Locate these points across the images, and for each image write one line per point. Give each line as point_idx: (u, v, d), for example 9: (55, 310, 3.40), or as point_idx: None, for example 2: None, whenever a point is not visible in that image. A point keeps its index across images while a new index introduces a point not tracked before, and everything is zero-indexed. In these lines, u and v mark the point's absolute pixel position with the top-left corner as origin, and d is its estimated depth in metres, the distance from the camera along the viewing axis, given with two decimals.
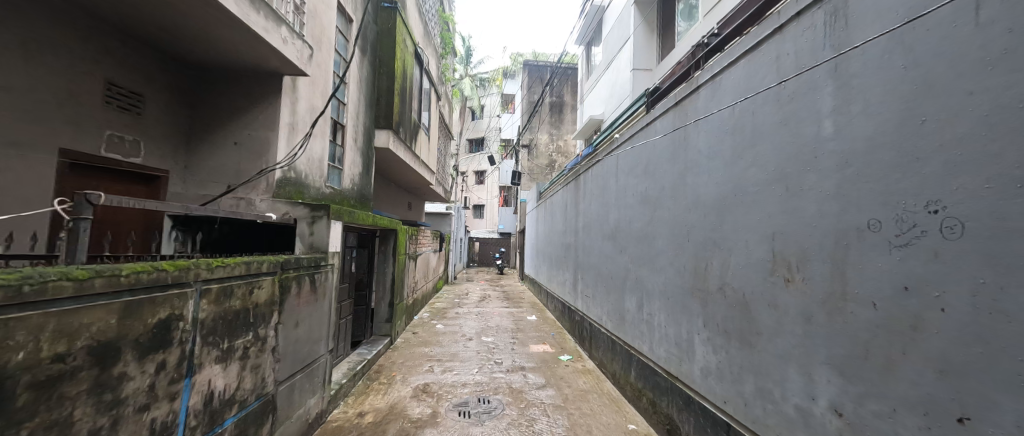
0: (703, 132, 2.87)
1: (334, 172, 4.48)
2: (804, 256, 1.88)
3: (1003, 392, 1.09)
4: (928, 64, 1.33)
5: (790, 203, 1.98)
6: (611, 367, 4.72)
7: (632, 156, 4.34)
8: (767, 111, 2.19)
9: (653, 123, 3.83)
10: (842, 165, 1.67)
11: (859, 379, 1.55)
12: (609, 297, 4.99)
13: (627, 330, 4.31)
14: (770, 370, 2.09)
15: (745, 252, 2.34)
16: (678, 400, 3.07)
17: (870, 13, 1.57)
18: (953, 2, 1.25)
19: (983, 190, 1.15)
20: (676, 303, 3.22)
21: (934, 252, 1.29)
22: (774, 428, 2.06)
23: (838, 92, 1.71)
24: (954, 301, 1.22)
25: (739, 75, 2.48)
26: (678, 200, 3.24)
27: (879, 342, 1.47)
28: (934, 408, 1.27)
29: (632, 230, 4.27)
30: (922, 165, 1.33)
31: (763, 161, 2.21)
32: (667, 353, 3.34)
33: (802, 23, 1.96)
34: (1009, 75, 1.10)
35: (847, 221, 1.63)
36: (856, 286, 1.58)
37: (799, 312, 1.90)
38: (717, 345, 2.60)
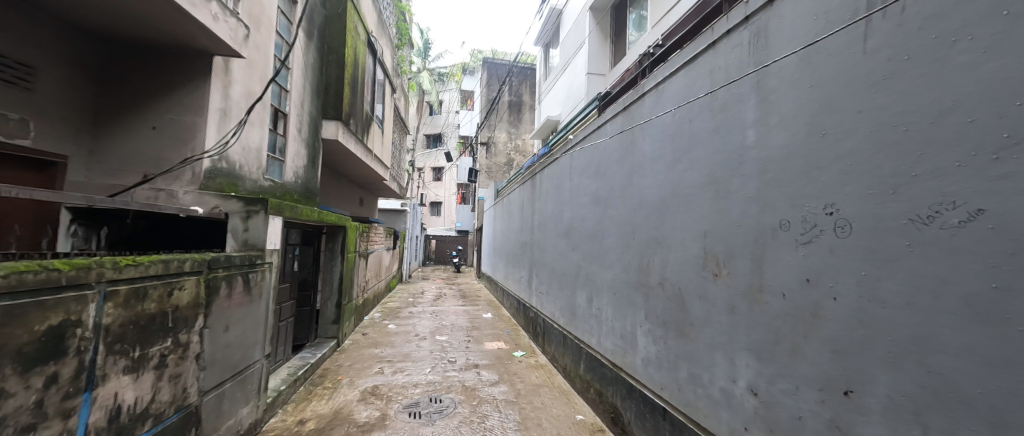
0: (647, 136, 3.05)
1: (275, 163, 4.15)
2: (730, 253, 2.07)
3: (877, 367, 1.28)
4: (829, 84, 1.52)
5: (719, 204, 2.17)
6: (563, 361, 4.88)
7: (585, 156, 4.49)
8: (702, 119, 2.37)
9: (603, 126, 4.00)
10: (762, 170, 1.86)
11: (771, 362, 1.75)
12: (562, 293, 5.13)
13: (578, 324, 4.46)
14: (700, 358, 2.28)
15: (682, 249, 2.52)
16: (622, 389, 3.25)
17: (786, 35, 1.75)
18: (848, 32, 1.45)
19: (866, 196, 1.34)
20: (622, 297, 3.39)
21: (830, 247, 1.48)
22: (703, 410, 2.25)
23: (759, 105, 1.90)
24: (843, 291, 1.41)
25: (678, 84, 2.66)
26: (625, 199, 3.41)
27: (787, 328, 1.67)
28: (827, 383, 1.46)
29: (584, 229, 4.42)
30: (823, 172, 1.52)
31: (698, 165, 2.39)
32: (613, 346, 3.51)
33: (731, 40, 2.15)
34: (888, 97, 1.29)
35: (765, 222, 1.81)
36: (770, 278, 1.77)
37: (725, 303, 2.09)
38: (656, 336, 2.79)
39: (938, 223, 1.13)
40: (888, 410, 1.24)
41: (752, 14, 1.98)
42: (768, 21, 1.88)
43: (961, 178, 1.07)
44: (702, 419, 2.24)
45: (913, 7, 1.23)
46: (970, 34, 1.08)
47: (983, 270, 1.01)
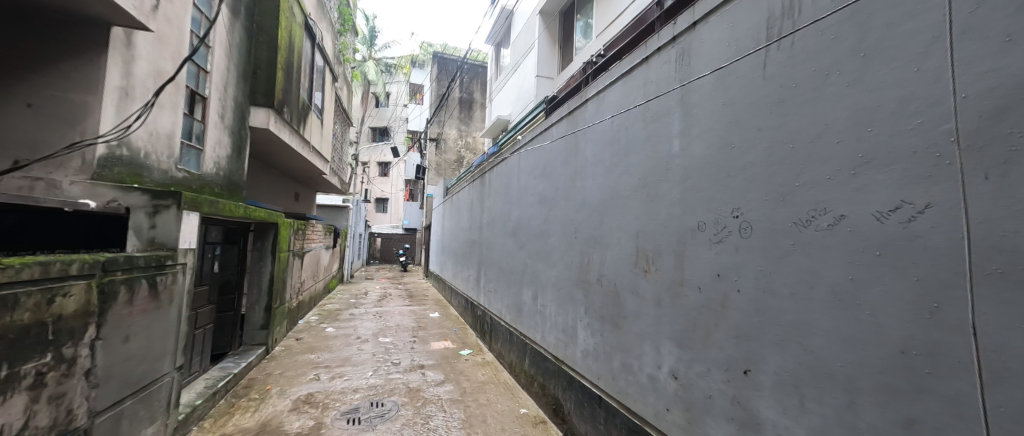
0: (590, 140, 3.22)
1: (192, 152, 3.71)
2: (657, 252, 2.26)
3: (770, 349, 1.49)
4: (738, 103, 1.73)
5: (649, 206, 2.35)
6: (509, 358, 4.96)
7: (532, 157, 4.60)
8: (636, 128, 2.56)
9: (550, 129, 4.14)
10: (685, 176, 2.05)
11: (689, 348, 1.95)
12: (509, 290, 5.22)
13: (524, 321, 4.57)
14: (632, 348, 2.47)
15: (618, 248, 2.70)
16: (563, 381, 3.40)
17: (705, 57, 1.96)
18: (752, 60, 1.66)
19: (763, 201, 1.55)
20: (564, 293, 3.54)
21: (736, 246, 1.68)
22: (633, 395, 2.43)
23: (683, 118, 2.11)
24: (746, 284, 1.62)
25: (617, 93, 2.84)
26: (569, 200, 3.56)
27: (702, 318, 1.87)
28: (732, 364, 1.67)
29: (531, 228, 4.53)
30: (732, 179, 1.72)
31: (633, 170, 2.57)
32: (556, 340, 3.65)
33: (661, 57, 2.35)
34: (780, 118, 1.51)
35: (686, 223, 2.01)
36: (690, 273, 1.97)
37: (653, 297, 2.28)
38: (594, 329, 2.96)
39: (814, 225, 1.34)
40: (776, 384, 1.45)
41: (679, 35, 2.18)
42: (691, 42, 2.08)
43: (831, 188, 1.29)
44: (633, 404, 2.42)
45: (800, 42, 1.44)
46: (838, 70, 1.30)
47: (845, 265, 1.22)
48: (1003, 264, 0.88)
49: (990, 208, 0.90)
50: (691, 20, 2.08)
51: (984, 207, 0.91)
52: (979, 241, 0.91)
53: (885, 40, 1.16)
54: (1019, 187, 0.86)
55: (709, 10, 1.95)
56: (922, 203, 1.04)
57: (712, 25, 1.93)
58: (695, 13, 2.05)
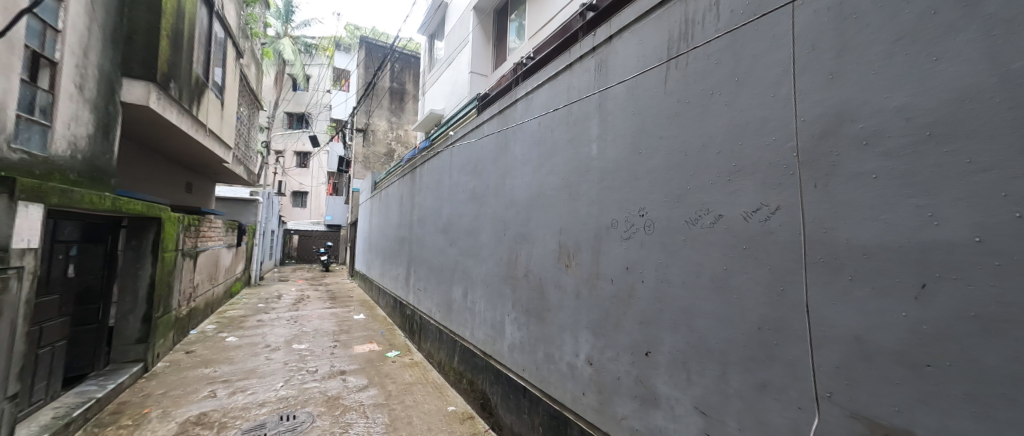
0: (519, 140, 3.30)
1: (35, 129, 2.98)
2: (577, 248, 2.41)
3: (666, 332, 1.69)
4: (645, 114, 1.92)
5: (571, 205, 2.50)
6: (438, 356, 4.89)
7: (464, 153, 4.57)
8: (560, 130, 2.69)
9: (481, 126, 4.16)
10: (601, 177, 2.22)
11: (603, 335, 2.12)
12: (438, 288, 5.13)
13: (453, 318, 4.54)
14: (554, 339, 2.61)
15: (543, 244, 2.82)
16: (491, 375, 3.46)
17: (619, 68, 2.13)
18: (656, 75, 1.85)
19: (663, 202, 1.75)
20: (493, 289, 3.60)
21: (642, 241, 1.87)
22: (554, 383, 2.57)
23: (600, 123, 2.27)
24: (648, 275, 1.81)
25: (543, 95, 2.96)
26: (499, 197, 3.61)
27: (613, 307, 2.04)
28: (636, 347, 1.86)
29: (461, 225, 4.50)
30: (640, 181, 1.91)
31: (557, 170, 2.71)
32: (484, 336, 3.70)
33: (582, 65, 2.51)
34: (677, 128, 1.71)
35: (603, 221, 2.18)
36: (604, 266, 2.14)
37: (573, 290, 2.43)
38: (521, 323, 3.06)
39: (700, 223, 1.55)
40: (670, 363, 1.65)
41: (598, 46, 2.34)
42: (607, 54, 2.25)
43: (713, 190, 1.50)
44: (553, 391, 2.56)
45: (693, 63, 1.65)
46: (720, 91, 1.51)
47: (722, 256, 1.44)
48: (826, 253, 1.11)
49: (819, 209, 1.13)
50: (608, 33, 2.25)
51: (815, 208, 1.14)
52: (811, 235, 1.15)
53: (752, 69, 1.39)
54: (835, 194, 1.10)
55: (623, 26, 2.12)
56: (774, 205, 1.26)
57: (625, 40, 2.11)
58: (611, 27, 2.22)
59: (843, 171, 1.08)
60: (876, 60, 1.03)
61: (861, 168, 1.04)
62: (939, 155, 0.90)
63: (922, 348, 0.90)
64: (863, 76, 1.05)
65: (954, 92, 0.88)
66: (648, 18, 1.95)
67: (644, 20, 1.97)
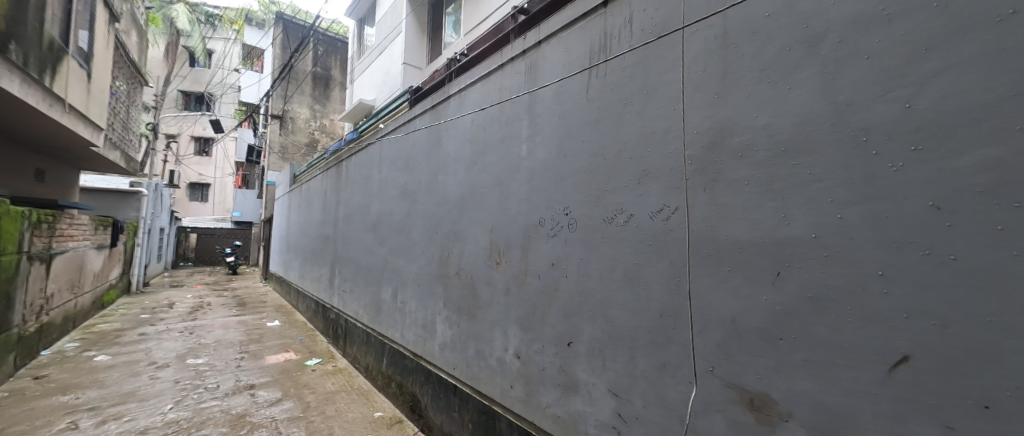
0: (451, 136, 3.26)
1: None
2: (507, 245, 2.47)
3: (586, 323, 1.81)
4: (569, 118, 2.03)
5: (502, 203, 2.54)
6: (365, 361, 4.63)
7: (394, 147, 4.38)
8: (492, 129, 2.72)
9: (413, 121, 4.02)
10: (530, 177, 2.29)
11: (530, 329, 2.20)
12: (366, 289, 4.85)
13: (382, 320, 4.33)
14: (484, 335, 2.64)
15: (474, 242, 2.83)
16: (421, 376, 3.39)
17: (547, 72, 2.22)
18: (580, 82, 1.97)
19: (584, 202, 1.87)
20: (424, 289, 3.51)
21: (566, 238, 1.98)
22: (483, 379, 2.60)
23: (530, 125, 2.34)
24: (571, 271, 1.92)
25: (476, 93, 2.96)
26: (431, 195, 3.53)
27: (540, 301, 2.14)
28: (560, 339, 1.97)
29: (392, 223, 4.31)
30: (565, 181, 2.01)
31: (488, 168, 2.73)
32: (415, 337, 3.59)
33: (513, 67, 2.56)
34: (597, 134, 1.84)
35: (532, 219, 2.25)
36: (532, 263, 2.22)
37: (503, 286, 2.48)
38: (452, 321, 3.04)
39: (615, 222, 1.69)
40: (589, 351, 1.78)
41: (528, 50, 2.41)
42: (537, 58, 2.33)
43: (626, 192, 1.64)
44: (483, 387, 2.59)
45: (611, 73, 1.79)
46: (633, 101, 1.66)
47: (633, 252, 1.59)
48: (711, 248, 1.29)
49: (706, 210, 1.31)
50: (537, 38, 2.33)
51: (703, 209, 1.31)
52: (701, 233, 1.32)
53: (658, 83, 1.55)
54: (718, 197, 1.28)
55: (550, 32, 2.22)
56: (674, 205, 1.43)
57: (552, 46, 2.21)
58: (540, 33, 2.30)
59: (724, 178, 1.27)
60: (748, 85, 1.22)
61: (737, 176, 1.23)
62: (789, 167, 1.10)
63: (777, 324, 1.10)
64: (739, 99, 1.25)
65: (801, 117, 1.08)
66: (573, 27, 2.07)
67: (570, 29, 2.08)
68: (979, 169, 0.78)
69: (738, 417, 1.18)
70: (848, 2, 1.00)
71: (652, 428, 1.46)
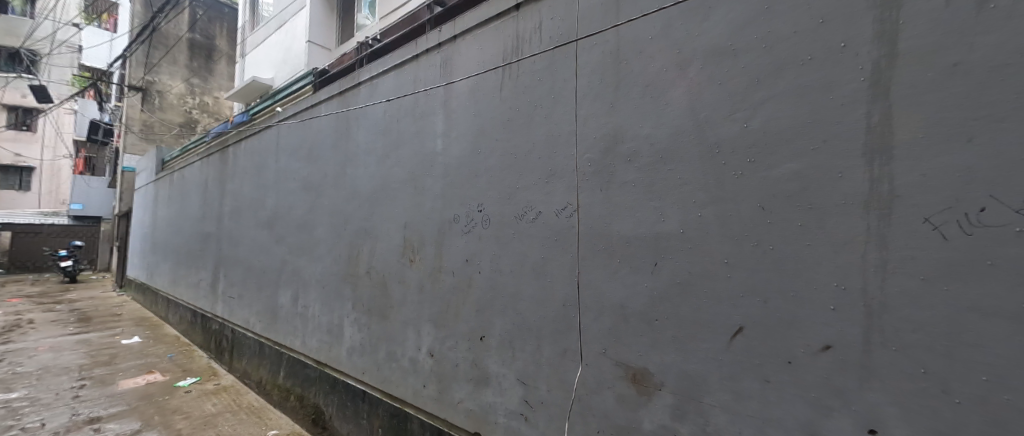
0: (362, 126, 3.04)
1: None
2: (421, 242, 2.40)
3: (498, 317, 1.86)
4: (483, 116, 2.05)
5: (416, 199, 2.46)
6: (258, 375, 4.09)
7: (295, 135, 3.93)
8: (406, 123, 2.61)
9: (317, 106, 3.65)
10: (445, 172, 2.26)
11: (444, 327, 2.18)
12: (259, 294, 4.27)
13: (279, 328, 3.86)
14: (397, 336, 2.53)
15: (386, 239, 2.69)
16: (325, 386, 3.12)
17: (462, 68, 2.21)
18: (494, 81, 2.00)
19: (497, 199, 1.92)
20: (329, 290, 3.23)
21: (479, 235, 2.01)
22: (395, 381, 2.50)
23: (445, 120, 2.31)
24: (484, 266, 1.96)
25: (389, 83, 2.81)
26: (338, 189, 3.25)
27: (454, 298, 2.13)
28: (473, 334, 1.99)
29: (291, 219, 3.85)
30: (479, 179, 2.03)
31: (402, 162, 2.61)
32: (318, 343, 3.29)
33: (428, 59, 2.49)
34: (509, 133, 1.89)
35: (446, 215, 2.23)
36: (446, 260, 2.20)
37: (416, 285, 2.41)
38: (361, 323, 2.85)
39: (524, 219, 1.77)
40: (500, 343, 1.83)
41: (442, 43, 2.37)
42: (452, 52, 2.30)
43: (536, 190, 1.73)
44: (395, 390, 2.49)
45: (522, 75, 1.86)
46: (542, 104, 1.75)
47: (541, 247, 1.68)
48: (605, 242, 1.43)
49: (602, 209, 1.45)
50: (452, 32, 2.30)
51: (600, 207, 1.45)
52: (598, 228, 1.46)
53: (564, 89, 1.65)
54: (612, 197, 1.43)
55: (465, 29, 2.21)
56: (575, 204, 1.55)
57: (467, 43, 2.20)
58: (455, 28, 2.28)
59: (617, 180, 1.42)
60: (636, 98, 1.38)
61: (626, 178, 1.39)
62: (665, 171, 1.27)
63: (655, 306, 1.27)
64: (629, 109, 1.40)
65: (674, 129, 1.26)
66: (487, 27, 2.09)
67: (484, 28, 2.10)
68: (788, 178, 1.00)
69: (624, 391, 1.34)
70: (708, 35, 1.20)
71: (555, 410, 1.56)
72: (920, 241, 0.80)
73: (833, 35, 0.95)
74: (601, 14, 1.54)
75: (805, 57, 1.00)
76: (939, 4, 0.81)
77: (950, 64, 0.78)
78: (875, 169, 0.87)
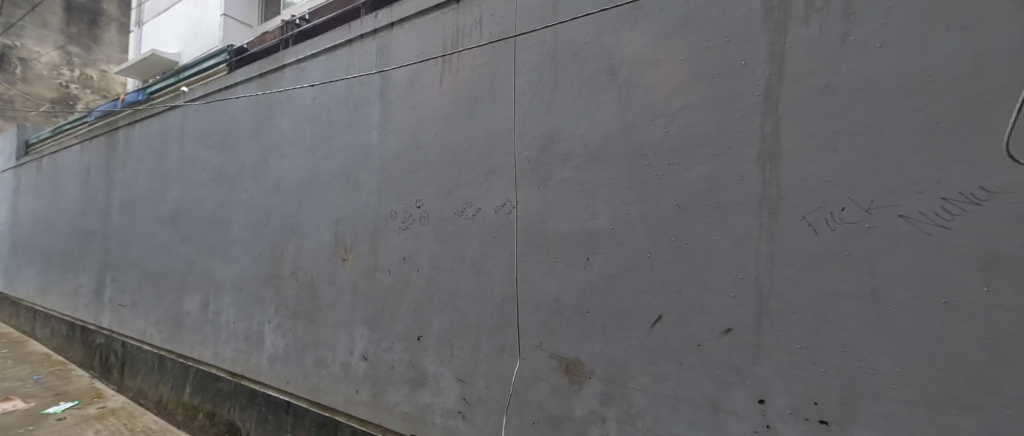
0: (287, 113, 2.77)
1: None
2: (355, 239, 2.26)
3: (436, 316, 1.82)
4: (423, 108, 1.98)
5: (349, 194, 2.31)
6: (158, 393, 3.56)
7: (205, 119, 3.46)
8: (338, 112, 2.43)
9: (233, 89, 3.25)
10: (381, 166, 2.15)
11: (378, 328, 2.08)
12: (159, 300, 3.70)
13: (185, 338, 3.39)
14: (326, 340, 2.36)
15: (315, 237, 2.49)
16: (242, 399, 2.81)
17: (400, 58, 2.12)
18: (434, 73, 1.95)
19: (436, 195, 1.87)
20: (247, 294, 2.91)
21: (418, 231, 1.94)
22: (324, 389, 2.33)
23: (381, 111, 2.19)
24: (423, 264, 1.90)
25: (319, 68, 2.60)
26: (258, 181, 2.93)
27: (390, 297, 2.04)
28: (410, 334, 1.93)
29: (201, 214, 3.40)
30: (417, 174, 1.97)
31: (333, 154, 2.43)
32: (233, 353, 2.95)
33: (362, 46, 2.34)
34: (449, 128, 1.85)
35: (382, 211, 2.12)
36: (382, 258, 2.10)
37: (349, 285, 2.27)
38: (285, 329, 2.61)
39: (464, 215, 1.75)
40: (438, 342, 1.80)
41: (379, 29, 2.24)
42: (389, 40, 2.19)
43: (475, 186, 1.72)
44: (323, 398, 2.32)
45: (463, 70, 1.83)
46: (482, 100, 1.74)
47: (480, 244, 1.67)
48: (541, 239, 1.47)
49: (539, 206, 1.48)
50: (389, 19, 2.19)
51: (537, 204, 1.49)
52: (535, 224, 1.49)
53: (503, 87, 1.66)
54: (548, 194, 1.46)
55: (403, 17, 2.12)
56: (514, 201, 1.57)
57: (405, 31, 2.11)
58: (392, 15, 2.17)
59: (553, 178, 1.46)
60: (571, 99, 1.44)
61: (562, 176, 1.44)
62: (597, 171, 1.34)
63: (587, 300, 1.33)
64: (565, 109, 1.45)
65: (605, 131, 1.33)
66: (427, 17, 2.02)
67: (424, 18, 2.03)
68: (700, 180, 1.11)
69: (557, 381, 1.39)
70: (635, 44, 1.29)
71: (492, 405, 1.58)
72: (799, 236, 0.94)
73: (735, 54, 1.07)
74: (539, 15, 1.57)
75: (715, 71, 1.11)
76: (816, 33, 0.95)
77: (822, 85, 0.93)
78: (766, 173, 1.00)
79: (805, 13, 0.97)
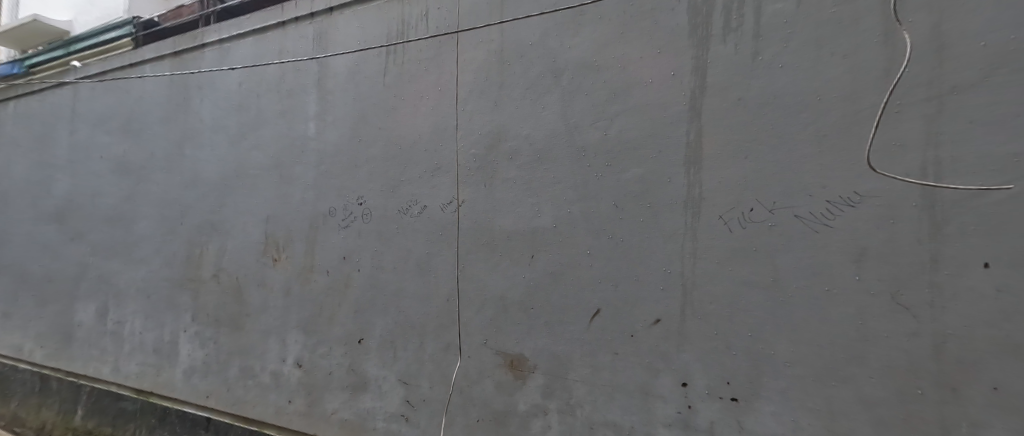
0: (208, 98, 2.49)
1: None
2: (289, 238, 2.09)
3: (379, 318, 1.75)
4: (365, 100, 1.89)
5: (282, 188, 2.13)
6: (39, 420, 3.02)
7: (103, 100, 2.99)
8: (268, 99, 2.23)
9: (139, 67, 2.84)
10: (318, 160, 2.02)
11: (314, 332, 1.95)
12: (41, 311, 3.13)
13: (75, 354, 2.90)
14: (254, 348, 2.16)
15: (241, 235, 2.27)
16: (150, 420, 2.48)
17: (339, 45, 2.00)
18: (377, 64, 1.86)
19: (379, 191, 1.79)
20: (157, 300, 2.57)
21: (359, 230, 1.85)
22: (251, 402, 2.13)
23: (319, 100, 2.05)
24: (364, 263, 1.81)
25: (246, 49, 2.36)
26: (172, 173, 2.60)
27: (328, 299, 1.92)
28: (350, 337, 1.83)
29: (97, 210, 2.93)
30: (358, 169, 1.87)
31: (263, 146, 2.23)
32: (139, 367, 2.59)
33: (297, 29, 2.17)
34: (393, 122, 1.78)
35: (320, 208, 1.99)
36: (320, 258, 1.97)
37: (281, 288, 2.10)
38: (205, 338, 2.35)
39: (409, 213, 1.70)
40: (381, 344, 1.73)
41: (316, 14, 2.09)
42: (328, 26, 2.05)
43: (421, 183, 1.67)
44: (250, 411, 2.12)
45: (409, 62, 1.77)
46: (428, 95, 1.70)
47: (426, 243, 1.63)
48: (487, 237, 1.47)
49: (486, 204, 1.48)
50: (328, 4, 2.05)
51: (484, 202, 1.49)
52: (481, 222, 1.49)
53: (450, 83, 1.63)
54: (495, 193, 1.47)
55: (344, 3, 2.00)
56: (460, 199, 1.55)
57: (346, 18, 1.99)
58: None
59: (499, 176, 1.47)
60: (517, 98, 1.45)
61: (508, 174, 1.45)
62: (542, 171, 1.37)
63: (531, 296, 1.36)
64: (511, 108, 1.47)
65: (549, 131, 1.37)
66: (370, 5, 1.93)
67: (367, 5, 1.93)
68: (635, 181, 1.19)
69: (502, 377, 1.41)
70: (578, 49, 1.34)
71: (436, 405, 1.55)
72: (717, 234, 1.04)
73: (666, 65, 1.16)
74: (486, 13, 1.57)
75: (649, 80, 1.18)
76: (732, 51, 1.06)
77: (736, 98, 1.04)
78: (691, 176, 1.09)
79: (723, 33, 1.07)
